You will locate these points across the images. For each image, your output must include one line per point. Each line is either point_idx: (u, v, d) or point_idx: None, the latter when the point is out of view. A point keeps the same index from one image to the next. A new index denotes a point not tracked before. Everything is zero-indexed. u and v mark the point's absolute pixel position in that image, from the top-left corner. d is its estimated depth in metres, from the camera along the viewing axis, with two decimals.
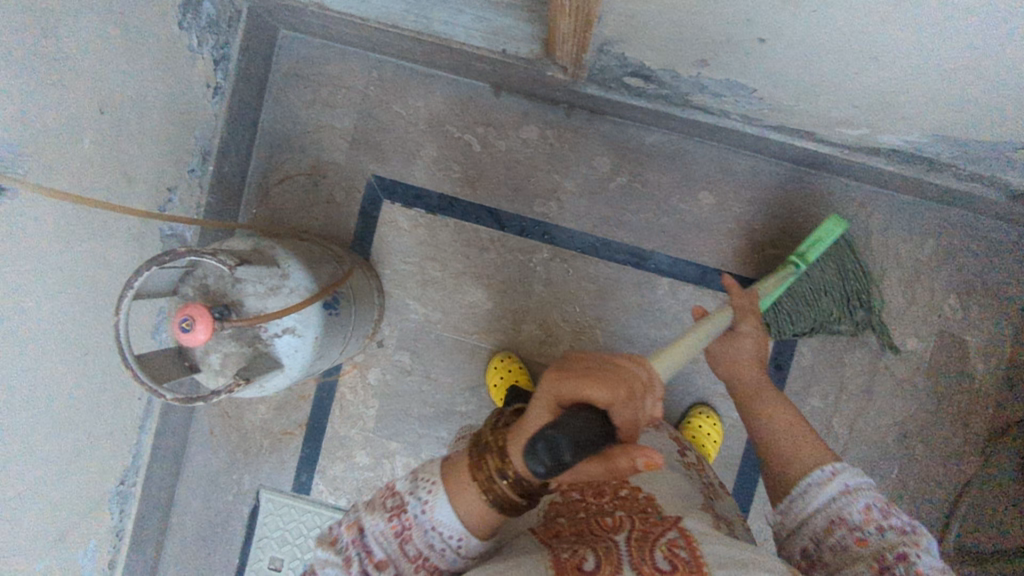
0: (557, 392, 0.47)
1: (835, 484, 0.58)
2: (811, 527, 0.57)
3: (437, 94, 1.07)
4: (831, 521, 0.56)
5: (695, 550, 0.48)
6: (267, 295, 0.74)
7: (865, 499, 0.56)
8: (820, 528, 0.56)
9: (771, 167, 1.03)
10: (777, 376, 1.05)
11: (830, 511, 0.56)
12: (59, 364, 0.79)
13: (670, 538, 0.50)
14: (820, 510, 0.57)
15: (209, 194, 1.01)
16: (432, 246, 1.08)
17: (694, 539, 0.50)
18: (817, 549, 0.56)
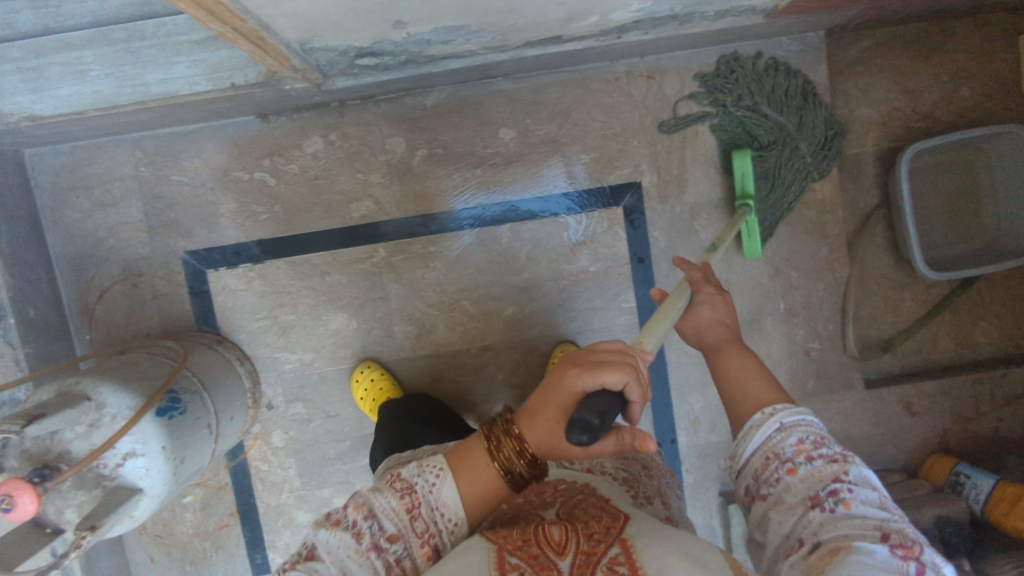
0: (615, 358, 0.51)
1: (805, 444, 0.51)
2: (750, 467, 0.53)
3: (209, 147, 1.03)
4: (790, 467, 0.49)
5: (635, 563, 0.44)
6: (90, 432, 0.73)
7: (868, 484, 0.48)
8: (800, 493, 0.48)
9: (551, 79, 1.02)
10: (644, 269, 1.05)
11: (770, 456, 0.52)
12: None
13: (610, 556, 0.45)
14: (761, 449, 0.52)
15: (25, 344, 0.95)
16: (273, 294, 1.04)
17: (634, 548, 0.46)
18: (754, 487, 0.52)
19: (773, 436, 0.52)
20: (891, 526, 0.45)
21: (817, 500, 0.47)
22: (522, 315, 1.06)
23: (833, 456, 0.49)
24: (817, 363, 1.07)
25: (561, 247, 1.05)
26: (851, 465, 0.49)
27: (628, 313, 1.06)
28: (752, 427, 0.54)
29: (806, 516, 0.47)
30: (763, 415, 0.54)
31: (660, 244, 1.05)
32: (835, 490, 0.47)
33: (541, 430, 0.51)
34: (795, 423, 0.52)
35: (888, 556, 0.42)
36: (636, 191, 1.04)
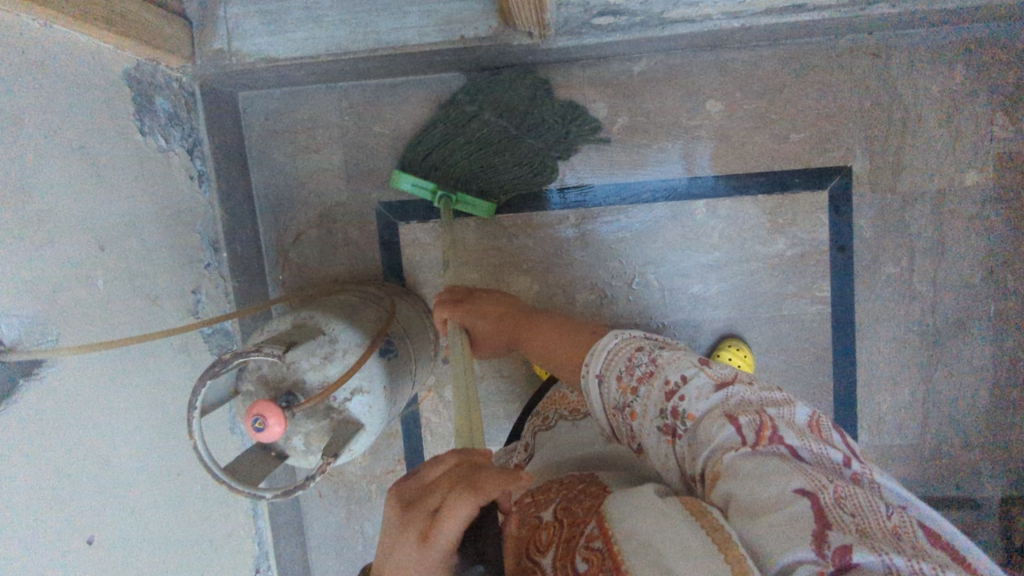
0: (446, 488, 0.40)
1: (624, 377, 0.56)
2: (619, 429, 0.58)
3: (412, 101, 1.04)
4: (632, 411, 0.55)
5: (606, 531, 0.45)
6: (324, 365, 0.74)
7: (693, 374, 0.52)
8: (653, 425, 0.52)
9: (768, 52, 0.97)
10: (843, 258, 1.00)
11: (619, 411, 0.57)
12: (157, 495, 0.80)
13: (587, 534, 0.47)
14: (608, 409, 0.58)
15: (234, 278, 1.00)
16: (461, 250, 1.06)
17: (606, 519, 0.47)
18: (623, 435, 0.57)
19: (608, 391, 0.58)
20: (731, 402, 0.49)
21: (672, 425, 0.51)
22: (706, 294, 1.04)
23: (645, 373, 0.55)
24: (1023, 375, 1.00)
25: (756, 228, 1.01)
26: (663, 369, 0.54)
27: (820, 304, 1.02)
28: (592, 389, 0.60)
29: (675, 448, 0.51)
30: (587, 376, 0.61)
31: (864, 235, 1.00)
32: (675, 411, 0.51)
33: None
34: (609, 371, 0.58)
35: (754, 449, 0.45)
36: (845, 175, 0.99)
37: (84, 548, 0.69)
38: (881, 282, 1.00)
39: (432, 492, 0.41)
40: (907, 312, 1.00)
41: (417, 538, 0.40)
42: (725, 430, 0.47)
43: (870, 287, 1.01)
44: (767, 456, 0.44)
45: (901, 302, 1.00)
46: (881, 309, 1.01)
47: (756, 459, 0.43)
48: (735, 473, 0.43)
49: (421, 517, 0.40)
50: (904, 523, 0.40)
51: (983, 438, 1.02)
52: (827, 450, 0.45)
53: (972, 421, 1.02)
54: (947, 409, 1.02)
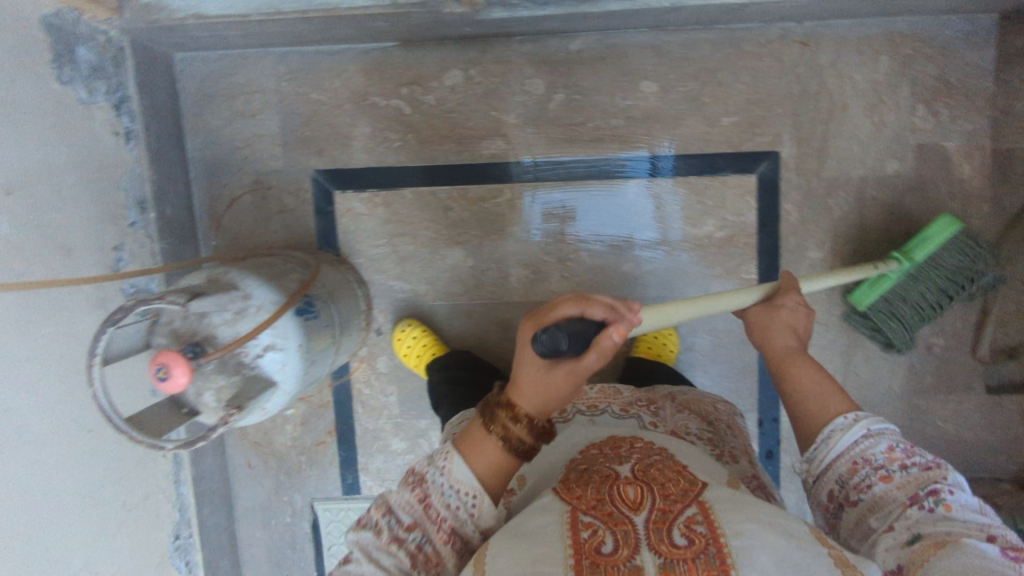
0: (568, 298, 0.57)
1: (896, 452, 0.53)
2: (836, 473, 0.55)
3: (350, 69, 1.03)
4: (886, 475, 0.52)
5: (714, 525, 0.46)
6: (235, 320, 0.74)
7: (962, 488, 0.50)
8: (897, 498, 0.51)
9: (703, 36, 0.99)
10: (769, 241, 1.03)
11: (859, 462, 0.54)
12: (67, 444, 0.80)
13: (686, 514, 0.47)
14: (846, 454, 0.54)
15: (161, 240, 0.99)
16: (397, 222, 1.06)
17: (711, 510, 0.48)
18: (841, 490, 0.55)
19: (860, 441, 0.54)
20: (997, 529, 0.47)
21: (913, 501, 0.50)
22: (637, 273, 1.05)
23: (926, 464, 0.52)
24: (935, 360, 1.03)
25: (688, 208, 1.03)
26: (945, 472, 0.51)
27: (747, 285, 1.04)
28: (833, 434, 0.56)
29: (905, 513, 0.50)
30: (846, 420, 0.56)
31: (790, 219, 1.02)
32: (935, 490, 0.50)
33: (529, 390, 0.55)
34: (882, 432, 0.54)
35: (998, 553, 0.45)
36: (773, 160, 1.01)
37: None
38: (805, 266, 1.03)
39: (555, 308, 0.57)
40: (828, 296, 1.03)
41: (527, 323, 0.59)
42: (973, 537, 0.46)
43: (793, 271, 1.03)
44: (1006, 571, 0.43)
45: (823, 286, 1.03)
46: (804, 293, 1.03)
47: (990, 567, 0.43)
48: (966, 563, 0.43)
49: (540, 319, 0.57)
50: None
51: (898, 421, 1.05)
52: None
53: (887, 404, 1.05)
54: (864, 391, 1.05)
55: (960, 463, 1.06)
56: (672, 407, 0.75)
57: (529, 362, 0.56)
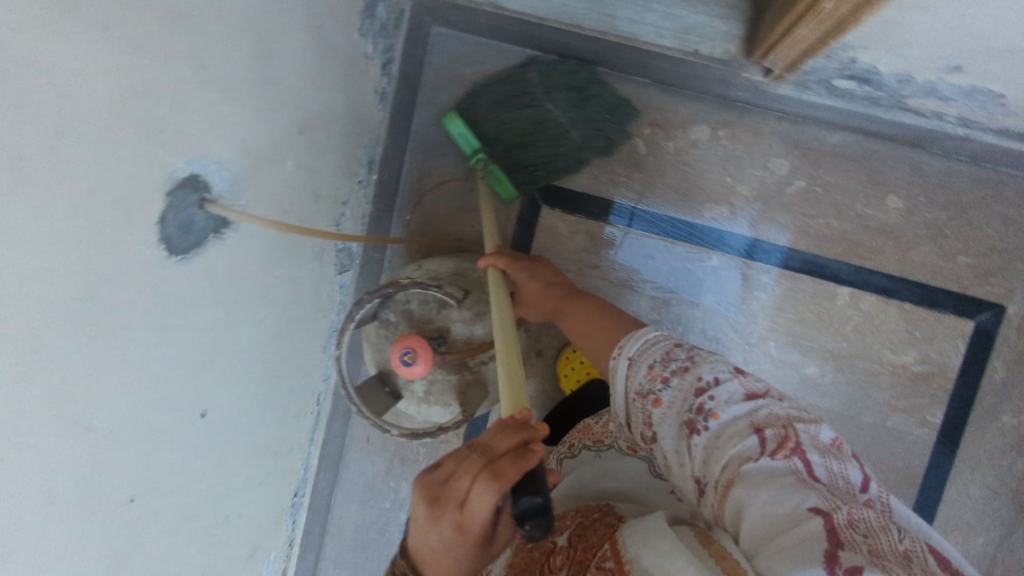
0: (487, 486, 0.39)
1: (655, 367, 0.56)
2: (633, 415, 0.57)
3: (600, 94, 1.02)
4: (654, 400, 0.54)
5: (615, 552, 0.48)
6: (474, 321, 0.73)
7: (724, 378, 0.53)
8: (674, 418, 0.53)
9: (967, 170, 0.95)
10: (965, 392, 0.98)
11: (638, 398, 0.56)
12: (255, 389, 0.76)
13: (600, 554, 0.50)
14: (627, 393, 0.57)
15: (373, 203, 0.98)
16: (593, 253, 1.05)
17: (617, 540, 0.49)
18: (641, 432, 0.56)
19: (632, 375, 0.57)
20: (759, 414, 0.50)
21: (693, 425, 0.51)
22: (819, 380, 1.01)
23: (680, 367, 0.54)
24: None
25: (893, 333, 0.99)
26: (699, 366, 0.54)
27: (928, 429, 0.99)
28: (615, 379, 0.59)
29: (691, 444, 0.51)
30: (615, 358, 0.60)
31: (996, 377, 0.97)
32: (701, 406, 0.51)
33: (435, 572, 0.43)
34: (642, 357, 0.57)
35: (773, 462, 0.45)
36: (997, 313, 0.97)
37: (196, 420, 0.64)
38: (995, 429, 0.98)
39: (453, 485, 0.41)
40: (1011, 467, 0.98)
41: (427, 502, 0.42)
42: (746, 441, 0.47)
43: (981, 430, 0.98)
44: (783, 473, 0.44)
45: (1008, 455, 0.98)
46: (985, 456, 0.98)
47: (771, 472, 0.45)
48: (763, 495, 0.43)
49: (454, 514, 0.41)
50: (915, 548, 0.41)
51: None
52: (845, 471, 0.46)
53: None
54: None
55: None
56: None
57: (447, 554, 0.42)
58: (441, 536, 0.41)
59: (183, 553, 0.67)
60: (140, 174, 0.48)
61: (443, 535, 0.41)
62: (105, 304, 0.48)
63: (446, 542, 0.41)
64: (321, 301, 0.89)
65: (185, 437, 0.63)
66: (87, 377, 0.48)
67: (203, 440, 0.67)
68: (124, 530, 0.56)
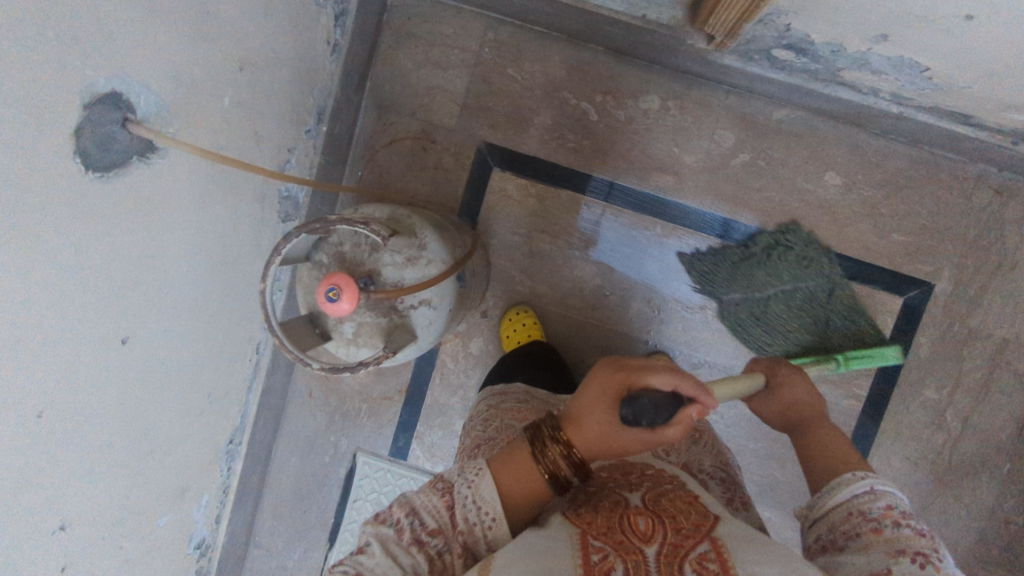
0: (666, 372, 0.55)
1: (893, 511, 0.51)
2: (832, 518, 0.55)
3: (555, 59, 1.02)
4: (876, 528, 0.50)
5: (726, 565, 0.43)
6: (405, 266, 0.73)
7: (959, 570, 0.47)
8: (882, 549, 0.49)
9: (904, 150, 0.98)
10: (891, 366, 1.02)
11: (855, 516, 0.53)
12: (186, 325, 0.76)
13: (699, 551, 0.45)
14: (844, 506, 0.54)
15: (322, 154, 0.98)
16: (542, 218, 1.06)
17: (726, 551, 0.45)
18: (830, 543, 0.53)
19: (859, 494, 0.54)
20: None
21: (909, 558, 0.47)
22: (753, 349, 1.04)
23: (922, 529, 0.50)
24: (1010, 539, 1.01)
25: (825, 307, 1.02)
26: (942, 548, 0.49)
27: (852, 400, 1.03)
28: (838, 485, 0.56)
29: (885, 560, 0.47)
30: (854, 476, 0.56)
31: (920, 353, 1.01)
32: (924, 554, 0.47)
33: (587, 432, 0.54)
34: (885, 493, 0.53)
35: None
36: (926, 290, 1.00)
37: (118, 345, 0.64)
38: (916, 402, 1.02)
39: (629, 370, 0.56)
40: (928, 439, 1.02)
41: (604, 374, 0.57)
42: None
43: (903, 403, 1.02)
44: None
45: (927, 427, 1.02)
46: (905, 427, 1.02)
47: None
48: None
49: (619, 380, 0.55)
50: None
51: None
52: None
53: None
54: None
55: None
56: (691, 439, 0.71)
57: (602, 412, 0.54)
58: (606, 402, 0.54)
59: (104, 480, 0.68)
60: (50, 82, 0.48)
61: (598, 390, 0.55)
62: (10, 210, 0.48)
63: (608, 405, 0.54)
64: (262, 246, 0.88)
65: (106, 362, 0.63)
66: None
67: (126, 367, 0.67)
68: (34, 446, 0.57)
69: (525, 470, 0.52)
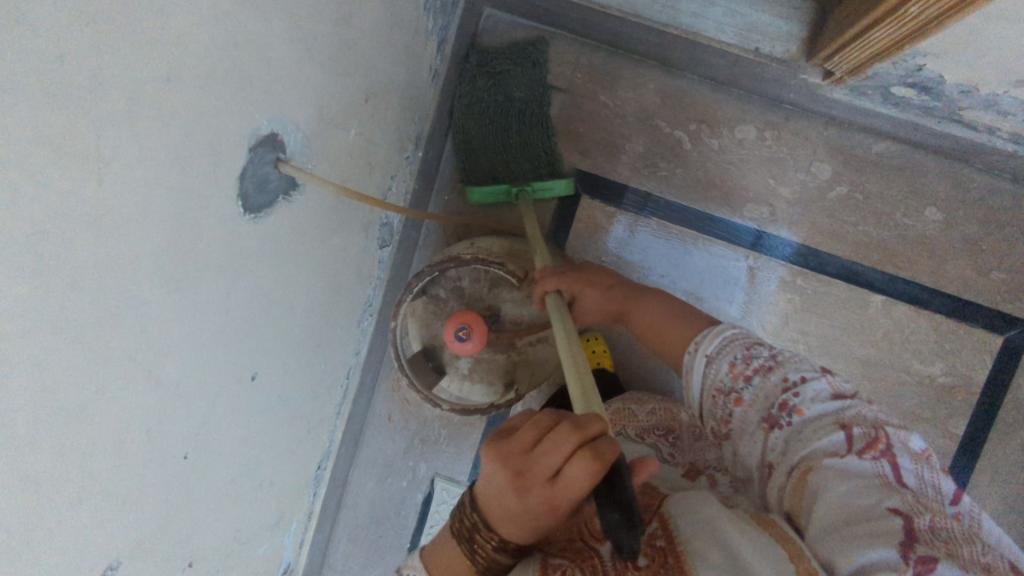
0: (591, 464, 0.40)
1: (737, 365, 0.57)
2: (705, 410, 0.59)
3: (649, 87, 1.02)
4: (735, 396, 0.56)
5: (672, 535, 0.47)
6: (524, 302, 0.72)
7: (811, 377, 0.54)
8: (754, 417, 0.55)
9: (1008, 186, 0.96)
10: (990, 406, 0.99)
11: (717, 392, 0.58)
12: (298, 357, 0.75)
13: (650, 532, 0.48)
14: (705, 387, 0.59)
15: (416, 180, 0.97)
16: (629, 245, 1.04)
17: (670, 523, 0.48)
18: (716, 424, 0.59)
19: (705, 368, 0.59)
20: (847, 413, 0.51)
21: (774, 422, 0.54)
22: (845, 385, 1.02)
23: (763, 366, 0.56)
24: None
25: (921, 344, 1.00)
26: (782, 368, 0.55)
27: (949, 439, 1.00)
28: (688, 369, 0.61)
29: (769, 437, 0.54)
30: (691, 353, 0.61)
31: (1020, 393, 0.98)
32: (785, 404, 0.53)
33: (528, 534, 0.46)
34: (718, 352, 0.58)
35: (860, 460, 0.47)
36: None
37: (247, 381, 0.64)
38: (1016, 444, 0.99)
39: (539, 458, 0.42)
40: None
41: (516, 474, 0.43)
42: (832, 437, 0.49)
43: (1002, 443, 0.99)
44: (869, 474, 0.46)
45: None
46: (1004, 469, 0.99)
47: (857, 472, 0.46)
48: (832, 487, 0.46)
49: (539, 487, 0.42)
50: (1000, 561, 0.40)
51: None
52: (935, 480, 0.46)
53: None
54: None
55: None
56: (689, 434, 0.76)
57: (536, 517, 0.44)
58: (534, 505, 0.43)
59: (220, 518, 0.67)
60: (224, 129, 0.48)
61: (523, 500, 0.43)
62: (184, 257, 0.48)
63: (545, 508, 0.43)
64: (362, 273, 0.88)
65: (237, 399, 0.63)
66: (163, 323, 0.47)
67: (250, 400, 0.66)
68: (176, 488, 0.56)
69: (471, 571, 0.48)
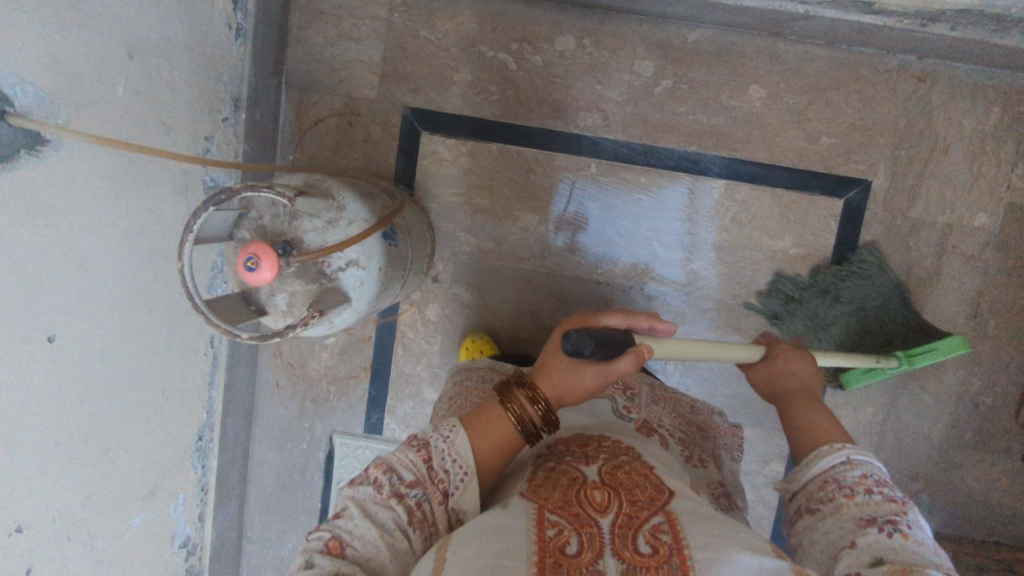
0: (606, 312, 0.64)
1: (868, 479, 0.53)
2: (806, 487, 0.56)
3: (465, 14, 1.02)
4: (849, 494, 0.52)
5: (679, 537, 0.45)
6: (325, 229, 0.73)
7: (932, 537, 0.49)
8: (857, 516, 0.50)
9: (821, 53, 0.98)
10: (842, 267, 1.02)
11: (829, 483, 0.54)
12: (121, 323, 0.76)
13: (652, 523, 0.47)
14: (820, 474, 0.55)
15: (245, 142, 0.97)
16: (477, 174, 1.06)
17: (677, 524, 0.47)
18: (805, 508, 0.54)
19: (837, 464, 0.55)
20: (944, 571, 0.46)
21: (875, 525, 0.49)
22: (705, 273, 1.04)
23: (895, 497, 0.51)
24: (981, 419, 1.02)
25: (768, 220, 1.02)
26: (913, 512, 0.51)
27: None
28: (815, 454, 0.57)
29: (859, 533, 0.49)
30: (832, 446, 0.57)
31: (867, 251, 1.01)
32: (899, 522, 0.49)
33: (554, 377, 0.59)
34: (861, 462, 0.54)
35: None
36: (864, 188, 1.01)
37: (42, 344, 0.64)
38: None
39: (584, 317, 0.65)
40: None
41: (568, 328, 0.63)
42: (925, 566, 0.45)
43: None
44: None
45: None
46: None
47: None
48: None
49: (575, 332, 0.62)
50: None
51: (930, 470, 1.04)
52: None
53: (923, 453, 1.04)
54: (903, 437, 1.04)
55: (979, 525, 1.05)
56: (648, 398, 0.75)
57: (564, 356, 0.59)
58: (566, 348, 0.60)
59: (54, 482, 0.69)
60: None
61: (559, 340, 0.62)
62: None
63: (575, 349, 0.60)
64: None
65: (33, 361, 0.63)
66: None
67: (57, 362, 0.67)
68: None
69: (489, 421, 0.57)
